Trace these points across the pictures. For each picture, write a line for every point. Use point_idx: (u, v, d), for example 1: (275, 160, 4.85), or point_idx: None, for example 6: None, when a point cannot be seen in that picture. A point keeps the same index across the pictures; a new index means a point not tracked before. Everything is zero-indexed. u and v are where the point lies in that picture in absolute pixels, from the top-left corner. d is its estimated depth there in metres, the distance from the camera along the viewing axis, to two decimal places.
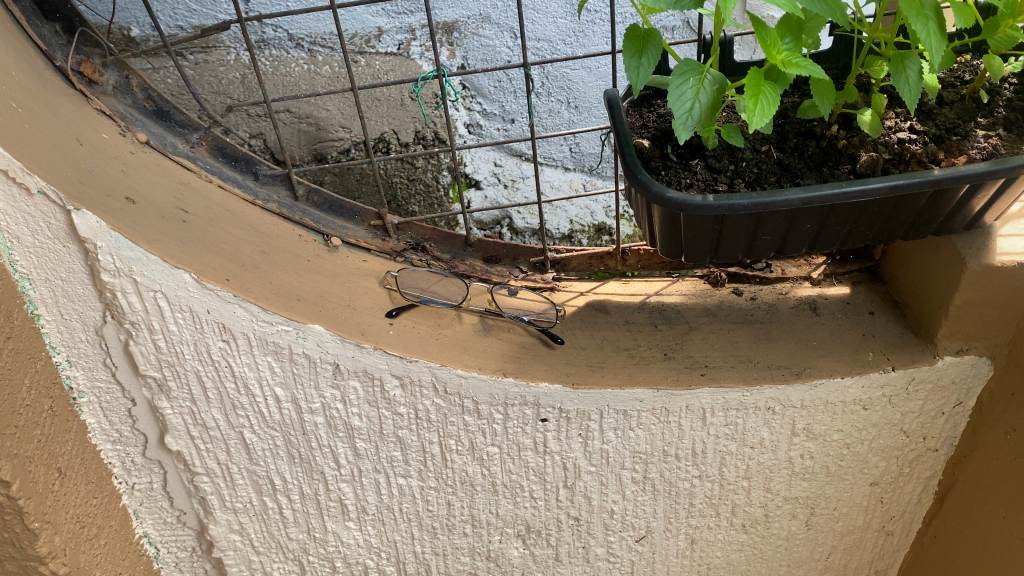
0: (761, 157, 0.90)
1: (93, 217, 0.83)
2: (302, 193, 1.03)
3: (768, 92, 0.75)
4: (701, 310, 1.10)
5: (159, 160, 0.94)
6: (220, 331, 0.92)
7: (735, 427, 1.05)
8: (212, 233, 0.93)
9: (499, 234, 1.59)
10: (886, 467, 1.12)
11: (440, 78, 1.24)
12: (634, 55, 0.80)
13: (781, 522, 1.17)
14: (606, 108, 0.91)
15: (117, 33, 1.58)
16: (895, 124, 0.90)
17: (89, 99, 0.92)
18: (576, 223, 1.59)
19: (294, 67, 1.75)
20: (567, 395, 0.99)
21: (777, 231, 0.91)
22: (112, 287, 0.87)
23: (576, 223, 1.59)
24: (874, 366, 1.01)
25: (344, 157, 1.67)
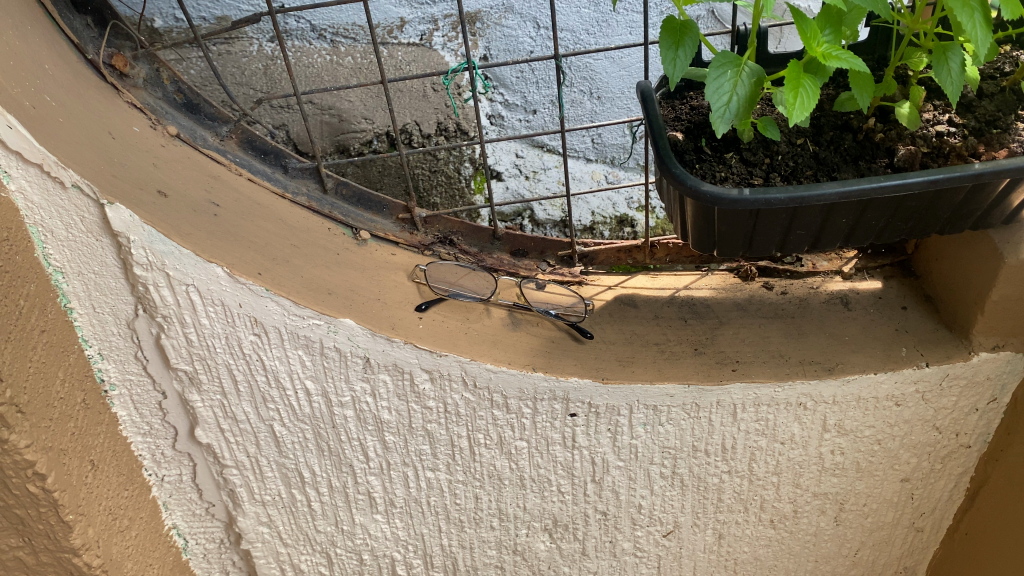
0: (798, 150, 0.88)
1: (127, 211, 0.83)
2: (331, 186, 1.03)
3: (808, 85, 0.74)
4: (731, 304, 1.09)
5: (190, 153, 0.94)
6: (252, 325, 0.91)
7: (766, 422, 1.04)
8: (243, 226, 0.92)
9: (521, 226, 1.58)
10: (918, 463, 1.11)
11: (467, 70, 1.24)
12: (670, 47, 0.79)
13: (810, 518, 1.16)
14: (639, 100, 0.90)
15: (142, 24, 1.58)
16: (934, 117, 0.89)
17: (121, 91, 0.92)
18: (599, 215, 1.58)
19: (316, 58, 1.75)
20: (597, 389, 0.98)
21: (812, 225, 0.90)
22: (145, 280, 0.87)
23: (599, 215, 1.58)
24: (908, 362, 1.00)
25: (367, 148, 1.67)
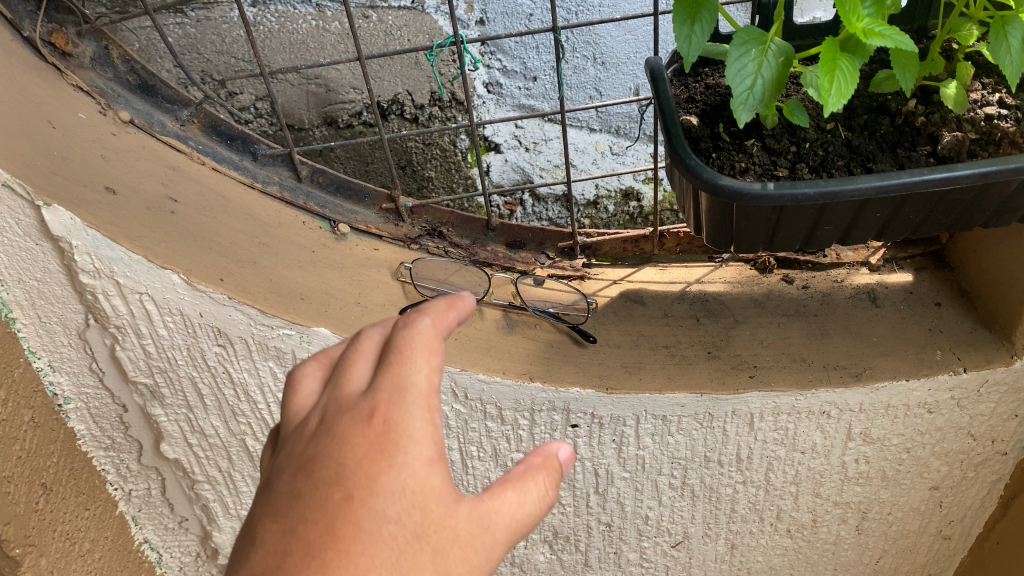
0: (827, 136, 0.78)
1: (65, 213, 0.73)
2: (306, 174, 0.92)
3: (846, 67, 0.64)
4: (747, 300, 0.99)
5: (145, 141, 0.84)
6: (216, 335, 0.81)
7: (786, 432, 0.95)
8: (206, 224, 0.83)
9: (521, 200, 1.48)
10: (949, 471, 1.02)
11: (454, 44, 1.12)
12: (685, 22, 0.69)
13: (830, 527, 1.08)
14: (649, 80, 0.80)
15: None
16: (983, 97, 0.78)
17: (64, 73, 0.81)
18: (603, 189, 1.49)
19: (301, 24, 1.64)
20: (601, 400, 0.90)
21: (841, 221, 0.80)
22: (93, 289, 0.78)
23: (603, 188, 1.49)
24: (943, 367, 0.91)
25: (356, 120, 1.57)
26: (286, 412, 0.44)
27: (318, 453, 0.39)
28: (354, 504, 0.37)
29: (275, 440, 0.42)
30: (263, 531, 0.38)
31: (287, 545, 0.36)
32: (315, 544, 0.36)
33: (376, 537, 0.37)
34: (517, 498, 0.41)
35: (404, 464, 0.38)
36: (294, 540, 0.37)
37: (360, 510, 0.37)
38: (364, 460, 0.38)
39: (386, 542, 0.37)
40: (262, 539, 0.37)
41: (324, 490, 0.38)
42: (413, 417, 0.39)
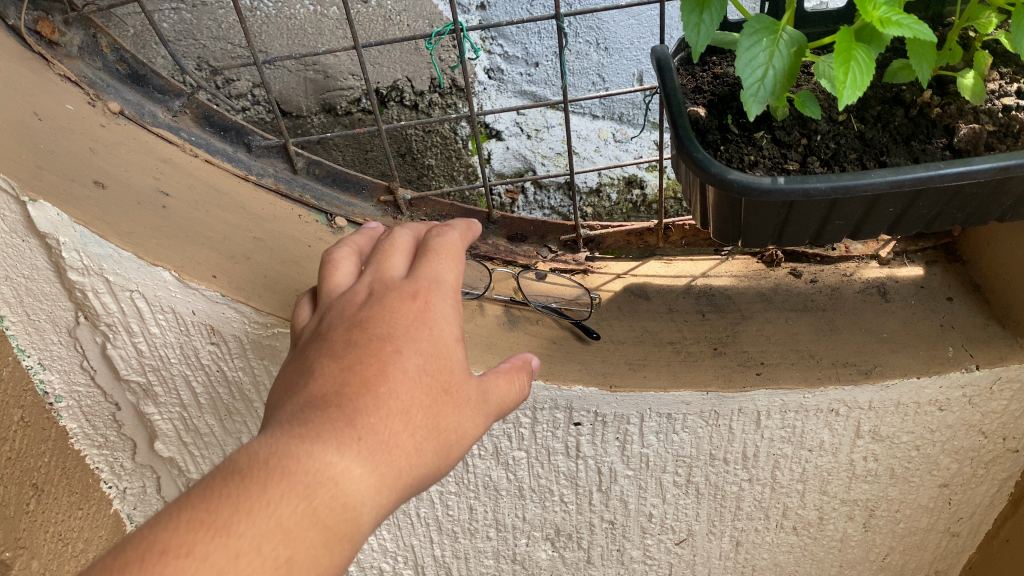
0: (839, 129, 0.76)
1: (53, 209, 0.71)
2: (302, 166, 0.90)
3: (861, 57, 0.61)
4: (754, 294, 0.98)
5: (136, 133, 0.82)
6: (209, 334, 0.79)
7: (793, 429, 0.93)
8: (198, 219, 0.80)
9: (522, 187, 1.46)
10: (959, 468, 1.00)
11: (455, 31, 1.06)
12: (694, 11, 0.66)
13: (837, 524, 1.06)
14: (654, 70, 0.78)
15: None
16: (1000, 88, 0.76)
17: (51, 63, 0.79)
18: (605, 176, 1.46)
19: (298, 8, 1.60)
20: (605, 398, 0.88)
21: (853, 215, 0.77)
22: (82, 286, 0.75)
23: (606, 176, 1.46)
24: (955, 365, 0.89)
25: (355, 107, 1.54)
26: (343, 288, 0.65)
27: (378, 316, 0.59)
28: (402, 356, 0.57)
29: (334, 310, 0.62)
30: (335, 364, 0.56)
31: (357, 371, 0.55)
32: (379, 371, 0.55)
33: (419, 378, 0.56)
34: (506, 385, 0.64)
35: (437, 333, 0.59)
36: (362, 369, 0.55)
37: (410, 355, 0.57)
38: (410, 325, 0.59)
39: (422, 386, 0.56)
40: (335, 367, 0.56)
41: (384, 340, 0.57)
42: (444, 304, 0.61)
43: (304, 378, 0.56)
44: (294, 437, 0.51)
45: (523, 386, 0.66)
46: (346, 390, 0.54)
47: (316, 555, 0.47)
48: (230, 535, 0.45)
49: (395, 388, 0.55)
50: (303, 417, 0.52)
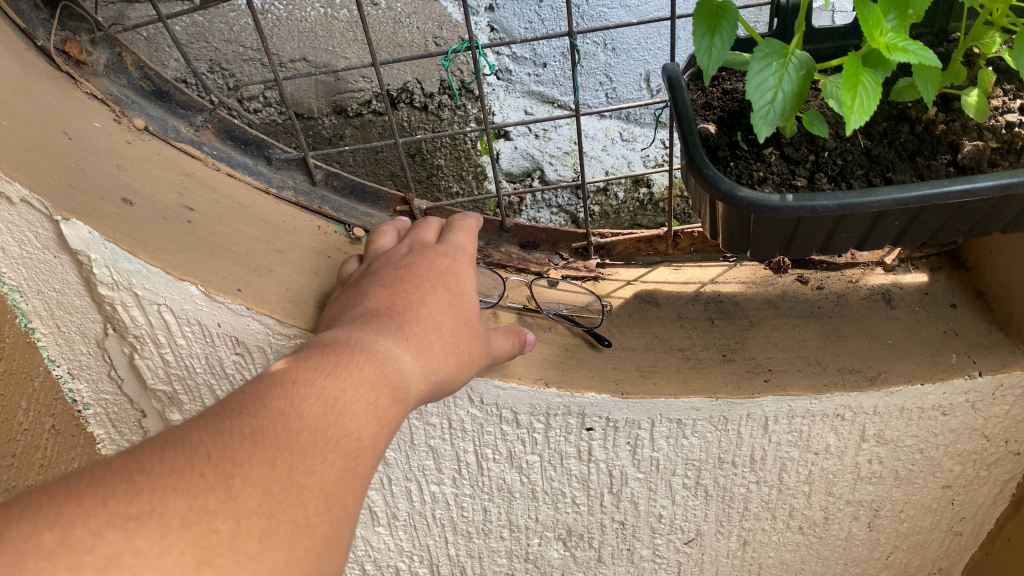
0: (846, 145, 0.78)
1: (85, 228, 0.73)
2: (320, 178, 0.93)
3: (868, 82, 0.63)
4: (762, 301, 1.00)
5: (160, 148, 0.85)
6: (234, 344, 0.81)
7: (799, 433, 0.95)
8: (221, 233, 0.82)
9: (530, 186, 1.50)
10: (962, 470, 1.02)
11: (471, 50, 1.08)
12: (705, 34, 0.68)
13: (842, 524, 1.09)
14: (666, 87, 0.80)
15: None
16: (1003, 105, 0.78)
17: (78, 82, 0.82)
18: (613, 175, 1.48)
19: (309, 11, 1.62)
20: (616, 405, 0.91)
21: (858, 229, 0.79)
22: (112, 300, 0.78)
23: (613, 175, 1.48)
24: (958, 371, 0.91)
25: (366, 108, 1.56)
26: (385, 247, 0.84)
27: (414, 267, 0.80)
28: (438, 291, 0.77)
29: (379, 259, 0.82)
30: (385, 293, 0.76)
31: (404, 297, 0.75)
32: (420, 297, 0.75)
33: (449, 308, 0.76)
34: (502, 339, 0.84)
35: (462, 283, 0.80)
36: (406, 296, 0.75)
37: (443, 292, 0.77)
38: (444, 272, 0.80)
39: (453, 314, 0.76)
40: (386, 293, 0.76)
41: (424, 280, 0.78)
42: (465, 264, 0.83)
43: (360, 301, 0.75)
44: (365, 330, 0.70)
45: (513, 345, 0.86)
46: (396, 308, 0.74)
47: (391, 402, 0.64)
48: (336, 373, 0.62)
49: (431, 311, 0.75)
50: (367, 320, 0.71)
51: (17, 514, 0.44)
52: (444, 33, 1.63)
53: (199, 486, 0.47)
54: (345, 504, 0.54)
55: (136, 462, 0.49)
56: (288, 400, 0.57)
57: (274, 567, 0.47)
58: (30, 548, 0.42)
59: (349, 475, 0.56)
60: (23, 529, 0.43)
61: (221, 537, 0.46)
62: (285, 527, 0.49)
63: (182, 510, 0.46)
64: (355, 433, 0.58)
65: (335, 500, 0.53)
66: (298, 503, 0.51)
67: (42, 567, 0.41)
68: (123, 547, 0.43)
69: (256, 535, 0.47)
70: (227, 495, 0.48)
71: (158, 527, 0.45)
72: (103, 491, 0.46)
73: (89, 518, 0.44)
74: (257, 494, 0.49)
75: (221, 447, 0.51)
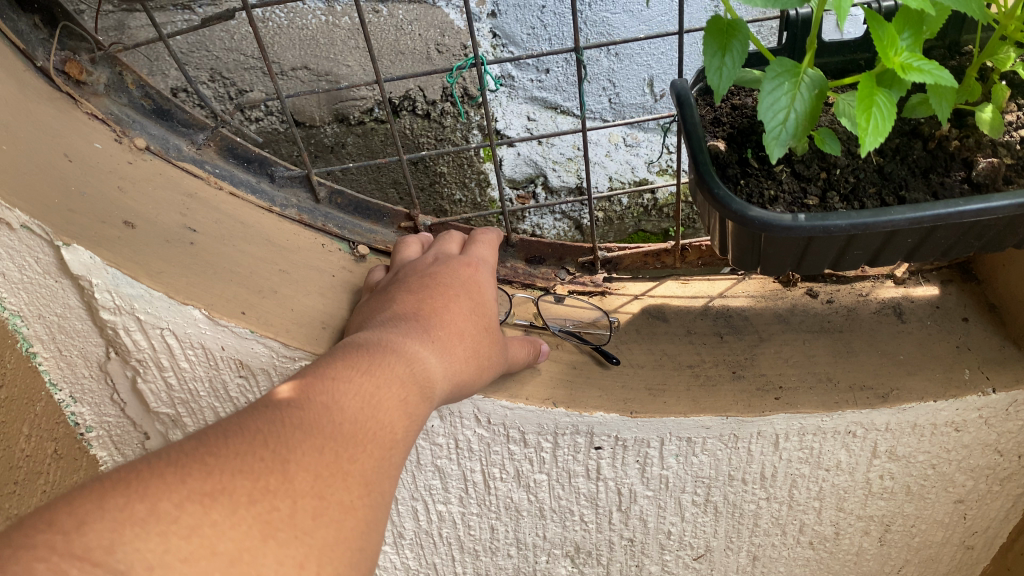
0: (859, 162, 0.77)
1: (86, 253, 0.73)
2: (324, 195, 0.91)
3: (882, 103, 0.62)
4: (771, 315, 0.99)
5: (162, 167, 0.84)
6: (238, 367, 0.80)
7: (810, 450, 0.94)
8: (224, 254, 0.81)
9: (533, 194, 1.49)
10: (974, 485, 1.01)
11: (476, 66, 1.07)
12: (716, 53, 0.67)
13: (853, 539, 1.07)
14: (675, 103, 0.78)
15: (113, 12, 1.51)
16: (1018, 120, 0.77)
17: (79, 101, 0.81)
18: (616, 181, 1.47)
19: (310, 19, 1.61)
20: (625, 424, 0.89)
21: (870, 246, 0.78)
22: (114, 324, 0.77)
23: (617, 181, 1.47)
24: (971, 388, 0.89)
25: (368, 116, 1.55)
26: (412, 257, 0.87)
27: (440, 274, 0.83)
28: (465, 294, 0.82)
29: (406, 265, 0.86)
30: (413, 297, 0.79)
31: (434, 300, 0.79)
32: (444, 305, 0.79)
33: (473, 312, 0.80)
34: (521, 345, 0.89)
35: (486, 288, 0.85)
36: (433, 300, 0.79)
37: (469, 298, 0.81)
38: (471, 278, 0.84)
39: (479, 317, 0.81)
40: (413, 297, 0.79)
41: (452, 283, 0.82)
42: (487, 275, 0.86)
43: (387, 306, 0.79)
44: (399, 330, 0.75)
45: (531, 352, 0.90)
46: (422, 312, 0.77)
47: (420, 399, 0.69)
48: (371, 374, 0.67)
49: (459, 314, 0.79)
50: (399, 321, 0.76)
51: (110, 486, 0.49)
52: (446, 40, 1.61)
53: (260, 470, 0.53)
54: (382, 491, 0.59)
55: (205, 446, 0.54)
56: (329, 397, 0.62)
57: (326, 541, 0.53)
58: (125, 516, 0.47)
59: (385, 464, 0.61)
60: (117, 500, 0.48)
61: (280, 514, 0.52)
62: (333, 508, 0.54)
63: (247, 490, 0.52)
64: (389, 427, 0.63)
65: (373, 486, 0.58)
66: (343, 487, 0.56)
67: (137, 533, 0.47)
68: (201, 519, 0.49)
69: (309, 513, 0.53)
70: (284, 477, 0.54)
71: (229, 503, 0.50)
72: (181, 470, 0.51)
73: (173, 493, 0.49)
74: (310, 478, 0.55)
75: (276, 435, 0.56)
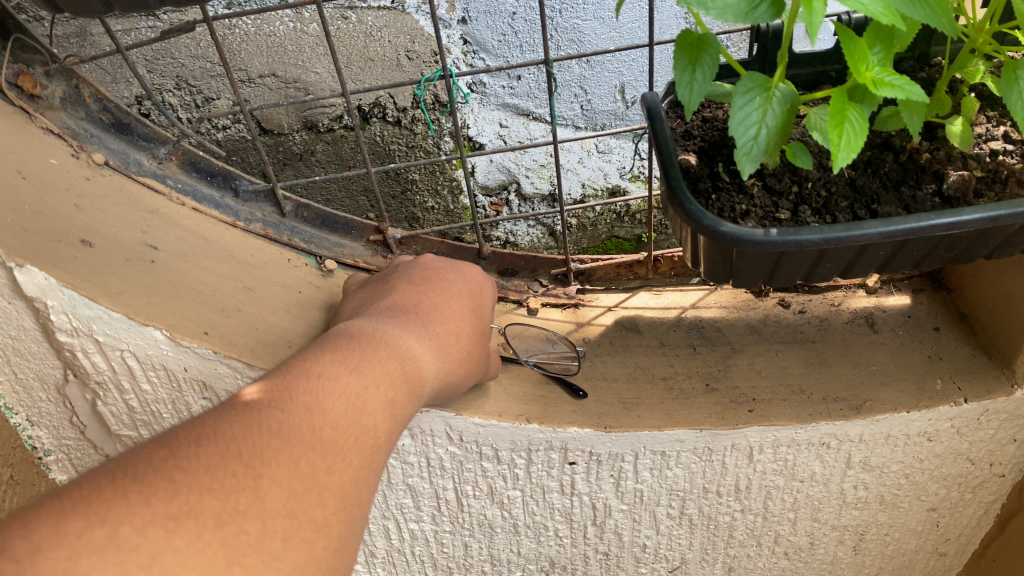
0: (830, 176, 0.76)
1: (40, 274, 0.71)
2: (290, 210, 0.90)
3: (855, 117, 0.61)
4: (744, 326, 0.98)
5: (122, 183, 0.82)
6: (201, 389, 0.79)
7: (785, 462, 0.93)
8: (187, 271, 0.79)
9: (506, 201, 1.48)
10: (947, 493, 1.01)
11: (444, 78, 1.05)
12: (686, 67, 0.66)
13: (828, 548, 1.07)
14: (646, 116, 0.77)
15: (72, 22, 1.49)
16: (987, 132, 0.77)
17: (33, 116, 0.79)
18: (589, 187, 1.46)
19: (278, 25, 1.57)
20: (599, 439, 0.88)
21: (843, 258, 0.77)
22: (72, 346, 0.76)
23: (590, 187, 1.46)
24: (944, 399, 0.89)
25: (337, 124, 1.51)
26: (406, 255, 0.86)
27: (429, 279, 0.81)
28: (458, 297, 0.80)
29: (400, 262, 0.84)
30: (399, 299, 0.77)
31: (429, 297, 0.78)
32: (440, 305, 0.77)
33: (464, 316, 0.78)
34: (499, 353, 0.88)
35: (478, 294, 0.83)
36: (425, 302, 0.77)
37: (465, 300, 0.80)
38: (468, 283, 0.82)
39: (470, 322, 0.79)
40: (406, 296, 0.77)
41: (448, 285, 0.80)
42: (481, 278, 0.85)
43: (379, 301, 0.77)
44: (387, 326, 0.72)
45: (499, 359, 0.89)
46: (414, 313, 0.75)
47: (406, 400, 0.66)
48: (358, 371, 0.64)
49: (453, 314, 0.78)
50: (391, 316, 0.74)
51: (71, 509, 0.46)
52: (416, 47, 1.60)
53: (232, 486, 0.50)
54: (358, 504, 0.56)
55: (173, 457, 0.51)
56: (312, 397, 0.59)
57: (296, 565, 0.50)
58: (82, 545, 0.44)
59: (364, 472, 0.59)
60: (75, 526, 0.45)
61: (249, 538, 0.49)
62: (305, 527, 0.52)
63: (216, 511, 0.48)
64: (372, 432, 0.61)
65: (351, 498, 0.56)
66: (317, 503, 0.53)
67: (94, 564, 0.44)
68: (164, 547, 0.46)
69: (280, 535, 0.50)
70: (256, 494, 0.50)
71: (194, 527, 0.47)
72: (147, 489, 0.48)
73: (136, 517, 0.46)
74: (283, 494, 0.52)
75: (252, 444, 0.53)
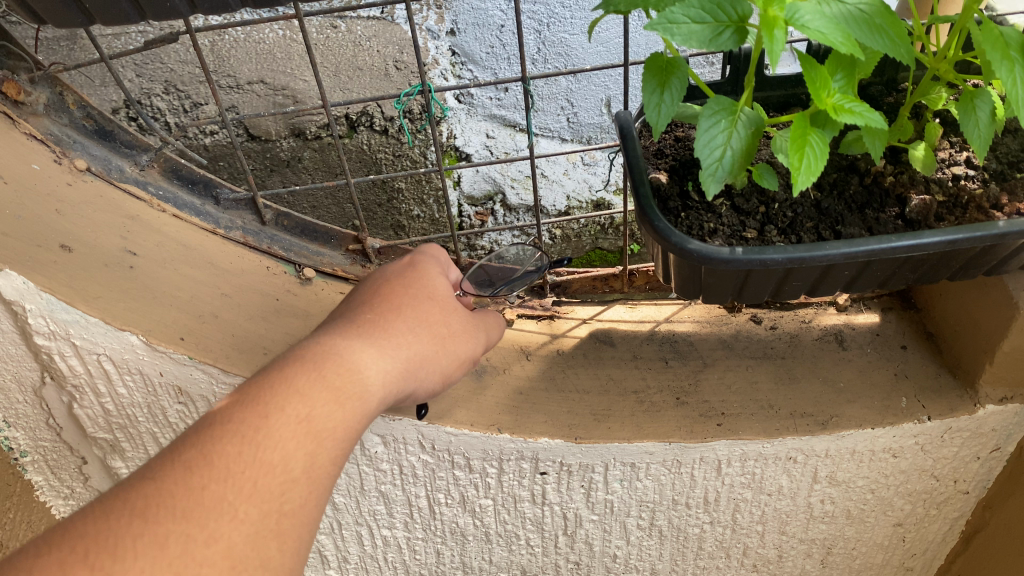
0: (797, 198, 0.79)
1: (19, 278, 0.73)
2: (270, 218, 0.91)
3: (815, 142, 0.63)
4: (715, 341, 1.00)
5: (103, 189, 0.83)
6: (177, 394, 0.81)
7: (752, 476, 0.95)
8: (166, 278, 0.81)
9: (491, 211, 1.48)
10: (912, 509, 1.02)
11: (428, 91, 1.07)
12: (655, 89, 0.67)
13: (796, 561, 1.09)
14: (618, 136, 0.79)
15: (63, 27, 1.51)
16: (949, 157, 0.79)
17: (17, 122, 0.80)
18: (574, 200, 1.47)
19: (267, 33, 1.62)
20: (569, 449, 0.90)
21: (809, 277, 0.79)
22: (49, 349, 0.78)
23: (574, 199, 1.47)
24: (908, 416, 0.91)
25: (324, 132, 1.54)
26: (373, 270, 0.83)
27: (387, 286, 0.74)
28: (406, 300, 0.73)
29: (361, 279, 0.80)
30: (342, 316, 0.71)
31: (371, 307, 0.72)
32: (380, 313, 0.71)
33: (409, 320, 0.72)
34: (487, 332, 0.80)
35: (438, 290, 0.77)
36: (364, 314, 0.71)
37: (417, 301, 0.74)
38: (421, 282, 0.76)
39: (422, 323, 0.72)
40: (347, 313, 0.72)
41: (398, 289, 0.74)
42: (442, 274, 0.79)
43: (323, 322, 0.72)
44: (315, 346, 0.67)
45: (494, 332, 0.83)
46: (349, 327, 0.69)
47: (330, 423, 0.61)
48: (263, 405, 0.59)
49: (397, 320, 0.71)
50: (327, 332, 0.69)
51: None
52: (404, 57, 1.60)
53: None
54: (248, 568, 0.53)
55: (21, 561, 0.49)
56: (202, 450, 0.55)
57: None
58: None
59: (262, 524, 0.54)
60: None
61: None
62: None
63: None
64: (274, 474, 0.56)
65: (235, 561, 0.52)
66: None
67: None
68: None
69: None
70: None
71: None
72: None
73: None
74: None
75: (111, 527, 0.50)
